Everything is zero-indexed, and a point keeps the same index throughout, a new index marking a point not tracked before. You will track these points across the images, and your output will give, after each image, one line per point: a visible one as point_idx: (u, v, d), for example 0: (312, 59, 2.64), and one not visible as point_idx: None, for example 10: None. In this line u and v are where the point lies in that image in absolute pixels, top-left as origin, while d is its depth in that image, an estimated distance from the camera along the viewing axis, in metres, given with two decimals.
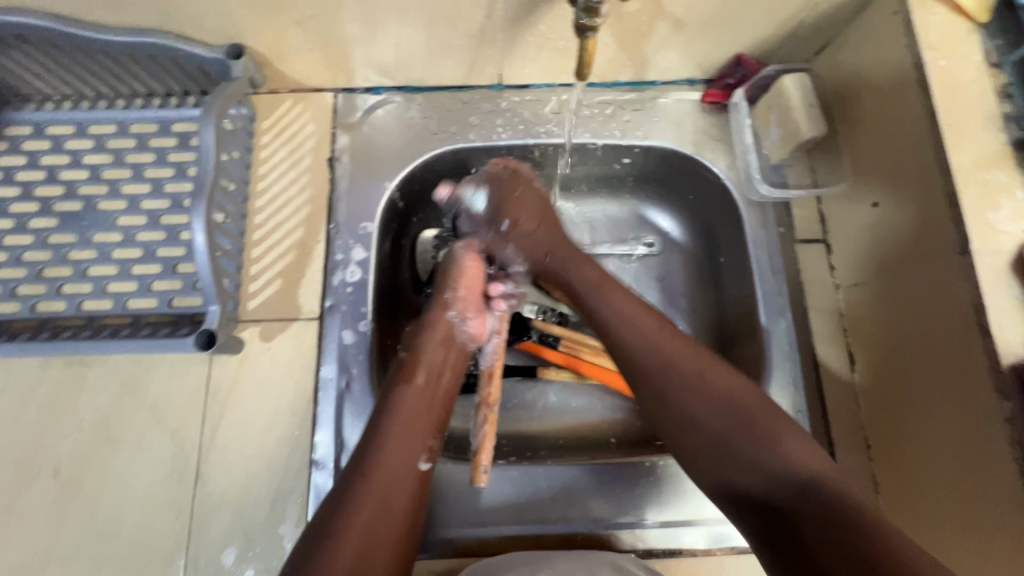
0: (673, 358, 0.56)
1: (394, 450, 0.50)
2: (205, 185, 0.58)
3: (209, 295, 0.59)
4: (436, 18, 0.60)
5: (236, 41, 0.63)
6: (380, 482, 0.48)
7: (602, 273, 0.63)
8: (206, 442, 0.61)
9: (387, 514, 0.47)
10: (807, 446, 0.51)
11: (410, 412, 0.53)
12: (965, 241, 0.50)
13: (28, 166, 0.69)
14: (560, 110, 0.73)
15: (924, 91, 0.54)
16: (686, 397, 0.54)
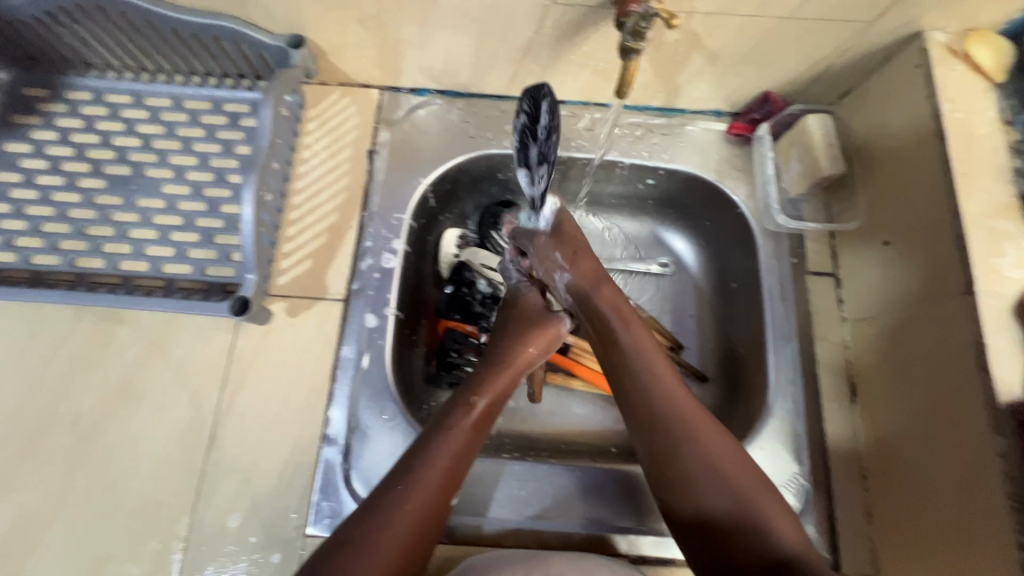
0: (671, 393, 0.56)
1: (438, 470, 0.51)
2: (258, 162, 0.62)
3: (248, 263, 0.63)
4: (487, 29, 0.64)
5: (298, 32, 0.67)
6: (416, 514, 0.49)
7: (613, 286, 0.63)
8: (224, 406, 0.63)
9: (422, 526, 0.49)
10: (787, 517, 0.50)
11: (457, 446, 0.54)
12: (970, 282, 0.53)
13: (84, 129, 0.73)
14: (592, 126, 0.77)
15: (941, 140, 0.57)
16: (696, 433, 0.53)
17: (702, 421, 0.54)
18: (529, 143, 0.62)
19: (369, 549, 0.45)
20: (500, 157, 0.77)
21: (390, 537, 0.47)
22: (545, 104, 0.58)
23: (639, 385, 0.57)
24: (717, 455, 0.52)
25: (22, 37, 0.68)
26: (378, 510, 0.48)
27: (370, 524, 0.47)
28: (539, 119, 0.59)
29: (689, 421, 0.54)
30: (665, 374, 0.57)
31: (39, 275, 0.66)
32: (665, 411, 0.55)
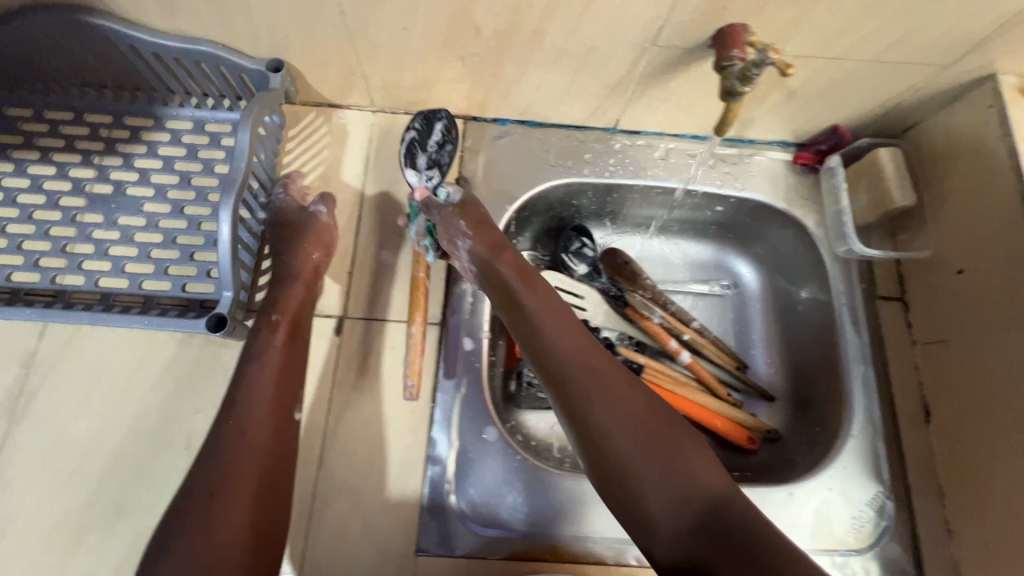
0: (596, 363, 0.59)
1: (253, 412, 0.55)
2: (235, 182, 0.61)
3: (225, 281, 0.62)
4: (583, 68, 0.67)
5: (277, 56, 0.68)
6: (240, 456, 0.52)
7: (528, 270, 0.67)
8: (329, 428, 0.65)
9: (243, 472, 0.51)
10: (708, 462, 0.54)
11: (276, 364, 0.59)
12: None
13: (170, 156, 0.74)
14: (667, 156, 0.80)
15: (1017, 177, 0.61)
16: (597, 395, 0.56)
17: (615, 377, 0.58)
18: (417, 152, 0.74)
19: (216, 501, 0.49)
20: (579, 185, 0.80)
21: (236, 479, 0.51)
22: (438, 125, 0.74)
23: (560, 359, 0.59)
24: (626, 413, 0.56)
25: (125, 65, 0.70)
26: (221, 451, 0.52)
27: (214, 471, 0.51)
28: (432, 134, 0.74)
29: (604, 388, 0.57)
30: (571, 332, 0.61)
31: (149, 299, 0.68)
32: (572, 365, 0.59)
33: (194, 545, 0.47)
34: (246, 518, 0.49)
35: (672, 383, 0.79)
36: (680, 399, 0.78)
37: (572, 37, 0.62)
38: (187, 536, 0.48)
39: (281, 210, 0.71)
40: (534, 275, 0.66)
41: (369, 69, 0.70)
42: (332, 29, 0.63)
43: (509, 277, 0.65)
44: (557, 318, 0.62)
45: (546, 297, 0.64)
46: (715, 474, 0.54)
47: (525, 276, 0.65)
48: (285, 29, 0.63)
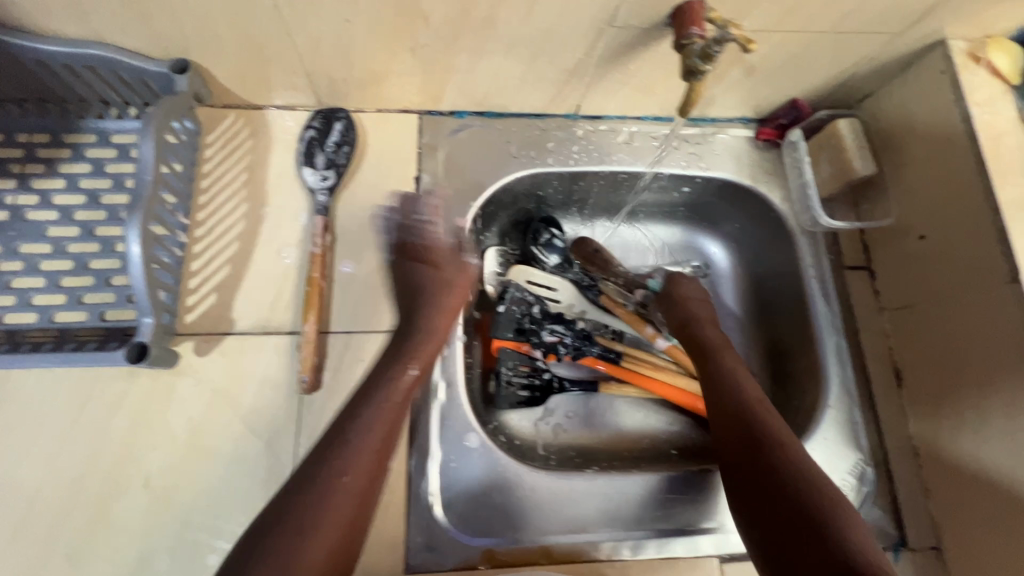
0: (749, 400, 0.60)
1: (396, 396, 0.56)
2: (142, 201, 0.52)
3: (142, 307, 0.53)
4: (539, 53, 0.64)
5: (181, 55, 0.62)
6: (332, 491, 0.49)
7: (725, 339, 0.70)
8: (302, 451, 0.61)
9: (364, 456, 0.51)
10: (860, 525, 0.48)
11: (391, 411, 0.55)
12: (1015, 271, 0.57)
13: (92, 173, 0.68)
14: (631, 140, 0.79)
15: (972, 141, 0.62)
16: (798, 440, 0.55)
17: (765, 413, 0.59)
18: (315, 152, 0.71)
19: (331, 478, 0.49)
20: (544, 175, 0.78)
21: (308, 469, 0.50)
22: (337, 125, 0.72)
23: (735, 400, 0.60)
24: (786, 450, 0.54)
25: (35, 79, 0.64)
26: (303, 492, 0.48)
27: (335, 453, 0.51)
28: (330, 134, 0.72)
29: (777, 427, 0.57)
30: (748, 381, 0.63)
31: (66, 332, 0.62)
32: (738, 405, 0.60)
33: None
34: (329, 544, 0.47)
35: (652, 368, 0.80)
36: (658, 385, 0.79)
37: (526, 22, 0.59)
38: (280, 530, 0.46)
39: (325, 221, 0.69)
40: (726, 343, 0.70)
41: (312, 66, 0.65)
42: (266, 25, 0.58)
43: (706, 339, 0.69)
44: (724, 347, 0.69)
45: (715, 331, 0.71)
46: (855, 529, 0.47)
47: (723, 342, 0.69)
48: (214, 28, 0.58)
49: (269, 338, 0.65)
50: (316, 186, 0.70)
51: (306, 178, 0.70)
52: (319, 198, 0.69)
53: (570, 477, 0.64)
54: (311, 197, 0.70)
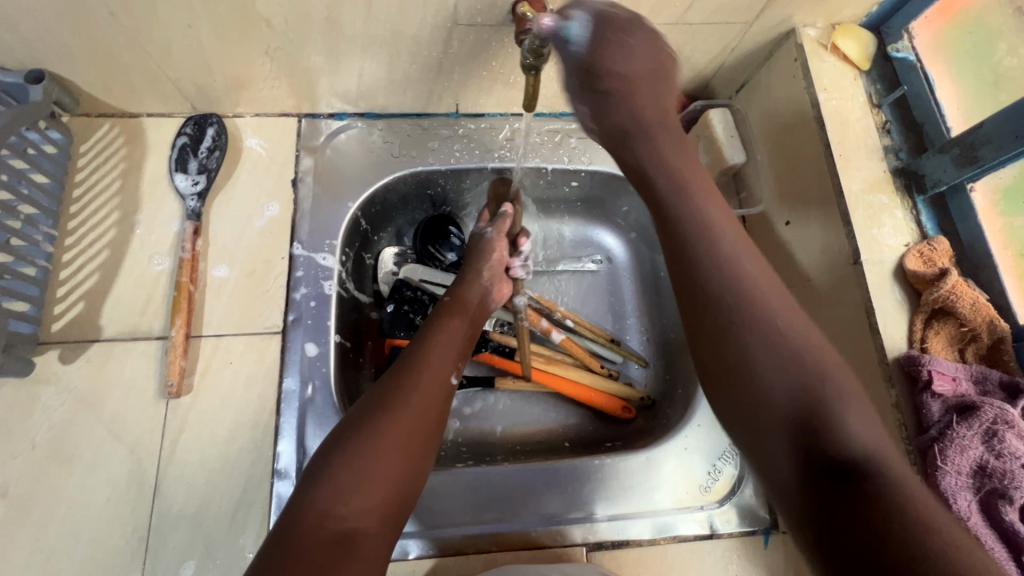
0: (743, 284, 0.49)
1: (436, 382, 0.56)
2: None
3: None
4: (397, 53, 0.65)
5: (36, 65, 0.62)
6: (411, 417, 0.52)
7: (699, 176, 0.56)
8: (165, 455, 0.61)
9: (417, 441, 0.52)
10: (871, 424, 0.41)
11: (451, 349, 0.61)
12: (856, 252, 0.58)
13: None
14: (513, 137, 0.79)
15: (820, 127, 0.63)
16: (765, 342, 0.46)
17: (758, 298, 0.48)
18: (189, 158, 0.72)
19: (365, 459, 0.48)
20: (426, 173, 0.78)
21: (372, 445, 0.49)
22: (210, 130, 0.74)
23: (717, 286, 0.49)
24: (782, 360, 0.45)
25: None
26: (360, 430, 0.50)
27: (370, 432, 0.50)
28: (203, 140, 0.73)
29: (762, 323, 0.47)
30: (733, 260, 0.50)
31: None
32: (731, 293, 0.49)
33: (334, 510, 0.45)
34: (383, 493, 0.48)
35: (544, 362, 0.78)
36: (553, 379, 0.78)
37: (371, 22, 0.60)
38: (326, 490, 0.46)
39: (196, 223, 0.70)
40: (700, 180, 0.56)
41: (174, 73, 0.66)
42: (112, 33, 0.59)
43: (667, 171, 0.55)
44: (727, 228, 0.53)
45: (704, 188, 0.54)
46: (852, 406, 0.42)
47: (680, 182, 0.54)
48: (59, 38, 0.58)
49: (137, 344, 0.65)
50: (187, 191, 0.71)
51: (177, 184, 0.71)
52: (189, 203, 0.70)
53: (437, 474, 0.65)
54: (182, 203, 0.71)
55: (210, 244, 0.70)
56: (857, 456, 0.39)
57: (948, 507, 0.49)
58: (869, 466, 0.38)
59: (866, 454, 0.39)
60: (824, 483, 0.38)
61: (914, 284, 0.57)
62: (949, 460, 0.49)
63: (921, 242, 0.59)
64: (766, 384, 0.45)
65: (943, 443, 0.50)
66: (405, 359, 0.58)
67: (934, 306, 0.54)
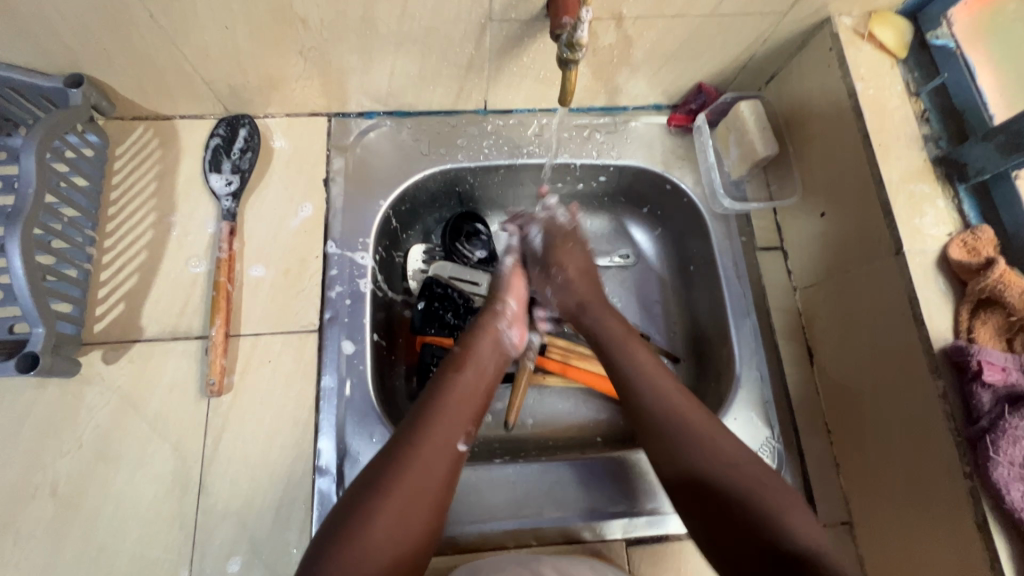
0: (675, 405, 0.59)
1: (441, 451, 0.53)
2: (22, 214, 0.56)
3: (32, 318, 0.57)
4: (429, 51, 0.65)
5: (76, 70, 0.63)
6: (413, 498, 0.50)
7: (627, 330, 0.68)
8: (208, 453, 0.62)
9: (415, 523, 0.50)
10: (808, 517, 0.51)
11: (455, 412, 0.57)
12: (898, 243, 0.58)
13: None
14: (541, 132, 0.79)
15: (858, 116, 0.63)
16: (714, 437, 0.56)
17: (691, 412, 0.58)
18: (221, 159, 0.73)
19: (365, 547, 0.47)
20: (455, 170, 0.78)
21: (371, 531, 0.48)
22: (242, 131, 0.74)
23: (652, 411, 0.60)
24: (709, 444, 0.56)
25: None
26: (354, 520, 0.48)
27: (365, 518, 0.48)
28: (236, 141, 0.74)
29: (698, 438, 0.56)
30: (664, 387, 0.61)
31: None
32: (660, 411, 0.59)
33: None
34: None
35: (580, 358, 0.77)
36: (588, 375, 0.77)
37: (405, 21, 0.60)
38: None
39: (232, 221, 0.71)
40: (628, 333, 0.68)
41: (208, 74, 0.66)
42: (150, 36, 0.59)
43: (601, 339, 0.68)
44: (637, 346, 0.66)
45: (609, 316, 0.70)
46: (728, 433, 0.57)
47: (622, 336, 0.67)
48: (99, 42, 0.59)
49: (176, 343, 0.66)
50: (221, 191, 0.72)
51: (212, 184, 0.72)
52: (224, 204, 0.71)
53: (477, 468, 0.66)
54: (217, 203, 0.72)
55: (245, 244, 0.71)
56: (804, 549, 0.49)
57: (1001, 498, 0.49)
58: (777, 522, 0.50)
59: (770, 512, 0.51)
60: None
61: (958, 273, 0.56)
62: (1003, 451, 0.49)
63: (964, 231, 0.58)
64: (672, 452, 0.57)
65: (995, 434, 0.49)
66: (408, 426, 0.55)
67: (981, 296, 0.54)
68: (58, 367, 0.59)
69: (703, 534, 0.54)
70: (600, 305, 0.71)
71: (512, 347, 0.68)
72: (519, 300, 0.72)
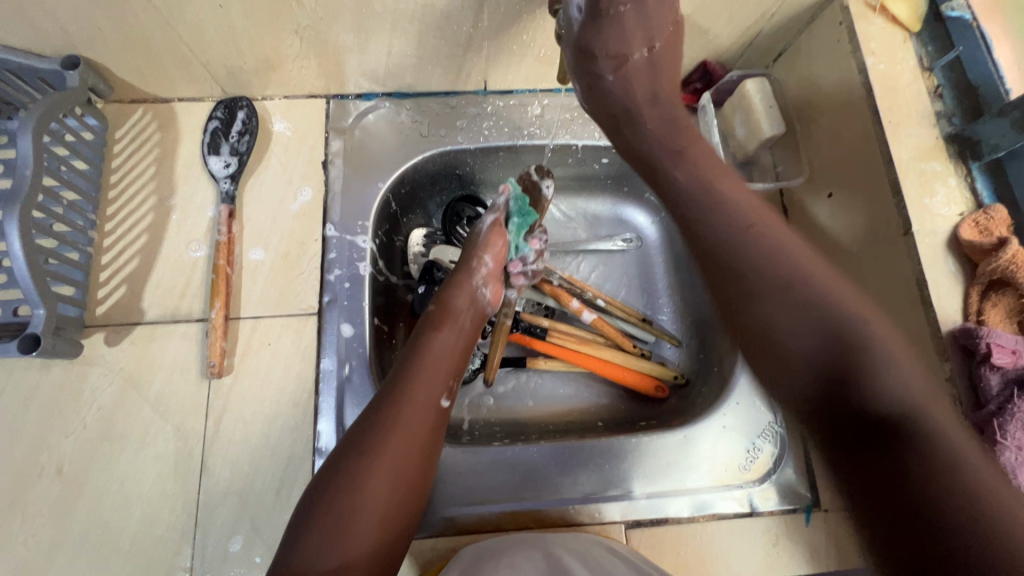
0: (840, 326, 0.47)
1: (422, 409, 0.54)
2: (19, 197, 0.56)
3: (33, 300, 0.57)
4: (426, 29, 0.64)
5: (72, 51, 0.63)
6: (394, 453, 0.51)
7: (752, 205, 0.56)
8: (210, 433, 0.63)
9: (405, 478, 0.52)
10: (920, 376, 0.44)
11: (434, 367, 0.58)
12: (907, 224, 0.56)
13: None
14: (543, 113, 0.78)
15: (868, 93, 0.61)
16: (775, 311, 0.50)
17: (830, 298, 0.49)
18: (220, 142, 0.73)
19: (356, 504, 0.49)
20: (455, 153, 0.77)
21: (360, 488, 0.49)
22: (240, 114, 0.74)
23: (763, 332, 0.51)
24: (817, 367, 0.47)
25: None
26: (340, 478, 0.49)
27: (352, 479, 0.49)
28: (234, 123, 0.73)
29: (799, 378, 0.48)
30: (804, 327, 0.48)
31: None
32: (799, 344, 0.48)
33: (326, 551, 0.47)
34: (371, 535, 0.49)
35: (579, 342, 0.78)
36: (587, 359, 0.77)
37: None
38: (317, 542, 0.47)
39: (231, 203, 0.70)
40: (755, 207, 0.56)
41: (204, 55, 0.65)
42: (144, 16, 0.58)
43: (719, 227, 0.55)
44: (810, 261, 0.51)
45: (717, 173, 0.59)
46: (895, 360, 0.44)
47: (748, 223, 0.54)
48: (94, 22, 0.58)
49: (177, 326, 0.66)
50: (219, 173, 0.71)
51: (210, 166, 0.72)
52: (222, 186, 0.71)
53: (474, 451, 0.65)
54: (216, 186, 0.72)
55: (244, 228, 0.71)
56: (898, 411, 0.42)
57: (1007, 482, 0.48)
58: (865, 385, 0.44)
59: (866, 365, 0.44)
60: (863, 432, 0.43)
61: (969, 254, 0.54)
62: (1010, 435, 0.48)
63: (976, 211, 0.56)
64: (816, 324, 0.48)
65: (1003, 418, 0.48)
66: (387, 387, 0.55)
67: (992, 277, 0.52)
68: (58, 348, 0.60)
69: (802, 404, 0.47)
70: (716, 167, 0.59)
71: (488, 305, 0.67)
72: (497, 259, 0.68)
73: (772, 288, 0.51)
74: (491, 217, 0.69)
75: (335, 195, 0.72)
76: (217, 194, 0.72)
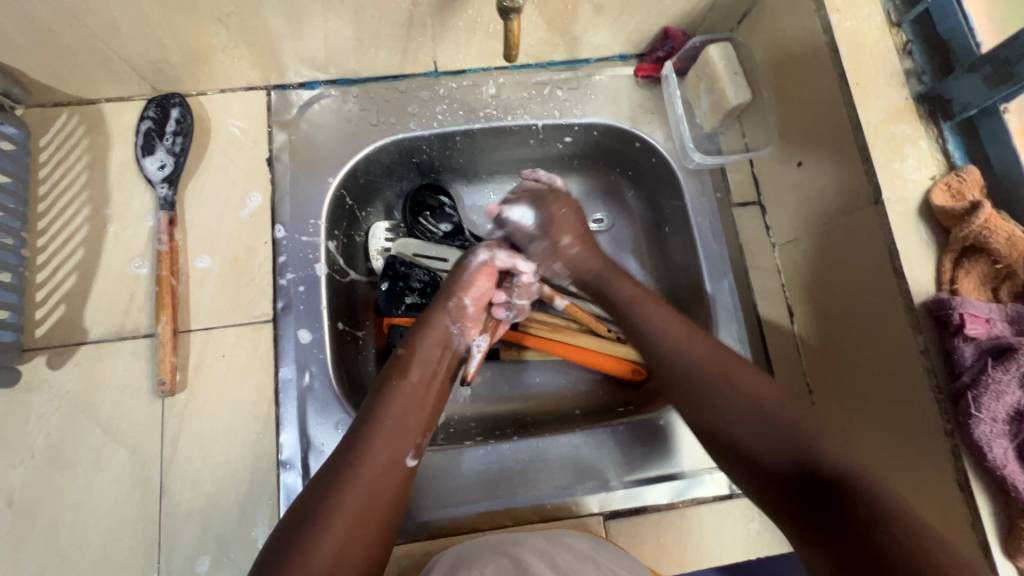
0: (698, 361, 0.57)
1: (382, 472, 0.50)
2: None
3: None
4: (362, 8, 0.59)
5: None
6: (345, 519, 0.46)
7: (636, 287, 0.66)
8: (168, 454, 0.60)
9: (359, 545, 0.46)
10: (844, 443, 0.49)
11: (400, 416, 0.54)
12: (877, 191, 0.54)
13: None
14: (498, 93, 0.74)
15: (834, 53, 0.57)
16: (723, 393, 0.54)
17: (691, 343, 0.58)
18: (154, 143, 0.68)
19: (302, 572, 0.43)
20: (409, 141, 0.73)
21: (309, 559, 0.44)
22: (174, 111, 0.69)
23: (678, 368, 0.57)
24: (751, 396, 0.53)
25: None
26: (291, 544, 0.45)
27: (300, 548, 0.44)
28: (168, 122, 0.68)
29: (724, 390, 0.54)
30: (688, 343, 0.58)
31: None
32: (688, 365, 0.57)
33: None
34: None
35: (550, 330, 0.75)
36: (562, 347, 0.74)
37: None
38: None
39: (171, 210, 0.66)
40: (637, 289, 0.65)
41: (123, 50, 0.60)
42: (44, 9, 0.53)
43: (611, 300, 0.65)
44: (650, 305, 0.63)
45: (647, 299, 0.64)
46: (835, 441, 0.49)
47: (631, 295, 0.64)
48: None
49: (124, 344, 0.63)
50: (155, 176, 0.67)
51: (146, 169, 0.67)
52: (160, 191, 0.66)
53: (444, 451, 0.63)
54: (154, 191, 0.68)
55: (188, 234, 0.67)
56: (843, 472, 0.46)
57: (982, 456, 0.46)
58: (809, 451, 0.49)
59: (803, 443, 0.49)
60: (811, 498, 0.47)
61: (940, 219, 0.52)
62: (984, 407, 0.46)
63: (948, 174, 0.54)
64: (715, 412, 0.54)
65: (976, 390, 0.46)
66: (346, 446, 0.51)
67: (965, 244, 0.50)
68: None
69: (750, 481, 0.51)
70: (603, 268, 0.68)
71: (462, 344, 0.63)
72: (479, 302, 0.65)
73: (711, 385, 0.55)
74: (485, 256, 0.68)
75: (284, 192, 0.68)
76: (155, 200, 0.67)
